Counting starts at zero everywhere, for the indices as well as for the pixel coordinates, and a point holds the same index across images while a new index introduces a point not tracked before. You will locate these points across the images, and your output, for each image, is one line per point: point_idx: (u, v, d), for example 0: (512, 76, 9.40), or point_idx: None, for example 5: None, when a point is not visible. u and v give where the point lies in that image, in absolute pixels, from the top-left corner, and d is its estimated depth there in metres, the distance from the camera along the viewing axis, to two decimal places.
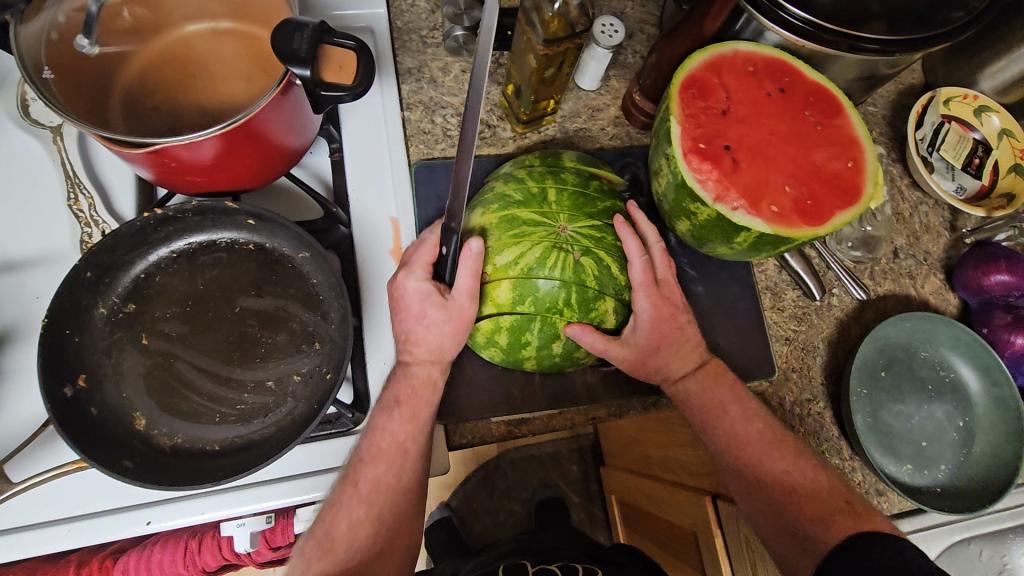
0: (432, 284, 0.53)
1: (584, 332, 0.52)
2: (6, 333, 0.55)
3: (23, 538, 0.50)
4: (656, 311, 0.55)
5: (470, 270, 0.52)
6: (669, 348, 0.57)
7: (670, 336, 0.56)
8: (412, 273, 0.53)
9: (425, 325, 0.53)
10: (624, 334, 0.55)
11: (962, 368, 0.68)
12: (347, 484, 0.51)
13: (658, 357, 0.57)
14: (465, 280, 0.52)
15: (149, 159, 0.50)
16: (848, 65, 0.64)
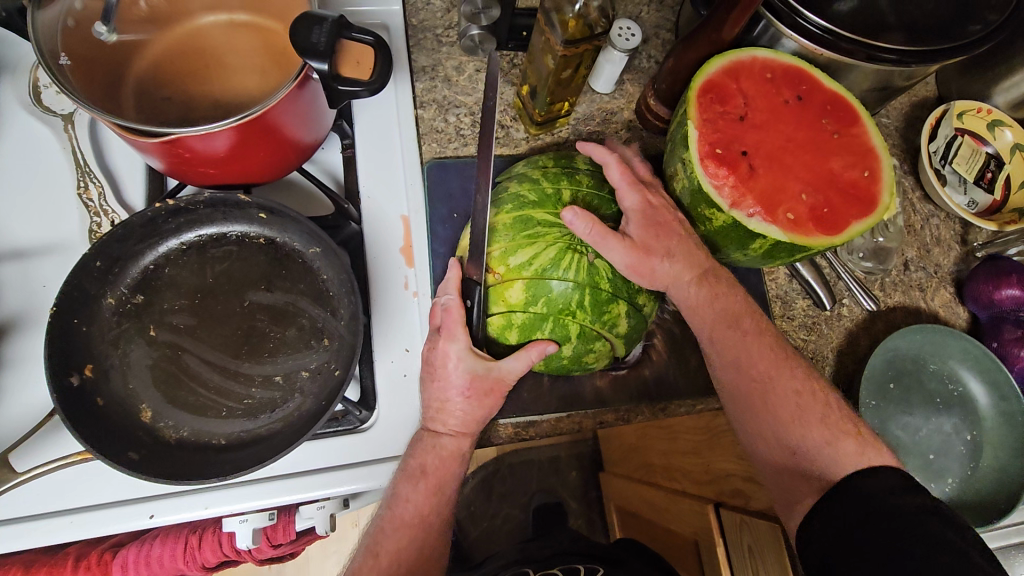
0: (476, 357, 0.53)
1: (577, 216, 0.51)
2: (14, 321, 0.55)
3: (26, 527, 0.50)
4: (647, 200, 0.55)
5: (531, 358, 0.53)
6: (665, 237, 0.54)
7: (670, 225, 0.55)
8: (454, 340, 0.53)
9: (461, 397, 0.53)
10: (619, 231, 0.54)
11: (971, 381, 0.68)
12: (404, 479, 0.53)
13: (659, 244, 0.54)
14: (521, 364, 0.53)
15: (163, 149, 0.50)
16: (865, 75, 0.64)
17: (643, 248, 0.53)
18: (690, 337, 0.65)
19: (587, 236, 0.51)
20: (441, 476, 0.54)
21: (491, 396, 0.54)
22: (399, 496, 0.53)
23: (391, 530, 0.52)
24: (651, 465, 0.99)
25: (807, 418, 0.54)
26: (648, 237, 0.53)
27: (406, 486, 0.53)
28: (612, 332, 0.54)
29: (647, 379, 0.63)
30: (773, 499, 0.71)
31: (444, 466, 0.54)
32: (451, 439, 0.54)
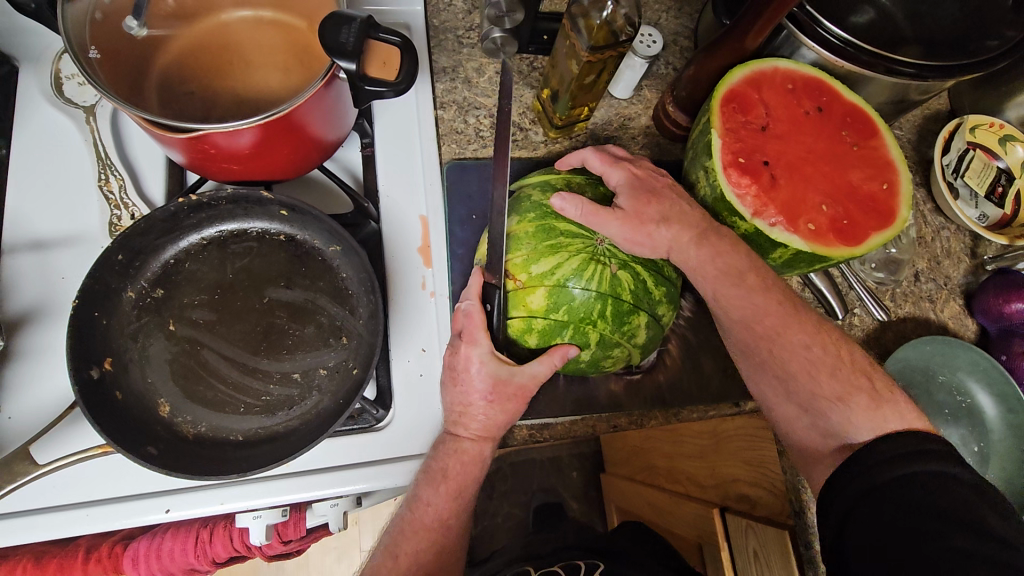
0: (498, 360, 0.53)
1: (565, 201, 0.52)
2: (33, 312, 0.55)
3: (43, 518, 0.50)
4: (631, 175, 0.55)
5: (552, 362, 0.53)
6: (663, 203, 0.54)
7: (659, 194, 0.55)
8: (476, 344, 0.53)
9: (485, 401, 0.53)
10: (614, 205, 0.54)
11: (979, 394, 0.67)
12: (430, 481, 0.53)
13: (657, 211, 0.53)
14: (543, 368, 0.53)
15: (187, 145, 0.50)
16: (884, 88, 0.64)
17: (633, 219, 0.53)
18: (705, 343, 0.65)
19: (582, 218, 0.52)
20: (462, 479, 0.53)
21: (512, 404, 0.54)
22: (419, 499, 0.53)
23: (409, 539, 0.53)
24: (656, 467, 1.01)
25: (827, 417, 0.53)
26: (635, 209, 0.53)
27: (425, 487, 0.53)
28: (631, 342, 0.54)
29: (661, 384, 0.63)
30: (781, 505, 0.70)
31: (464, 472, 0.54)
32: (473, 444, 0.54)
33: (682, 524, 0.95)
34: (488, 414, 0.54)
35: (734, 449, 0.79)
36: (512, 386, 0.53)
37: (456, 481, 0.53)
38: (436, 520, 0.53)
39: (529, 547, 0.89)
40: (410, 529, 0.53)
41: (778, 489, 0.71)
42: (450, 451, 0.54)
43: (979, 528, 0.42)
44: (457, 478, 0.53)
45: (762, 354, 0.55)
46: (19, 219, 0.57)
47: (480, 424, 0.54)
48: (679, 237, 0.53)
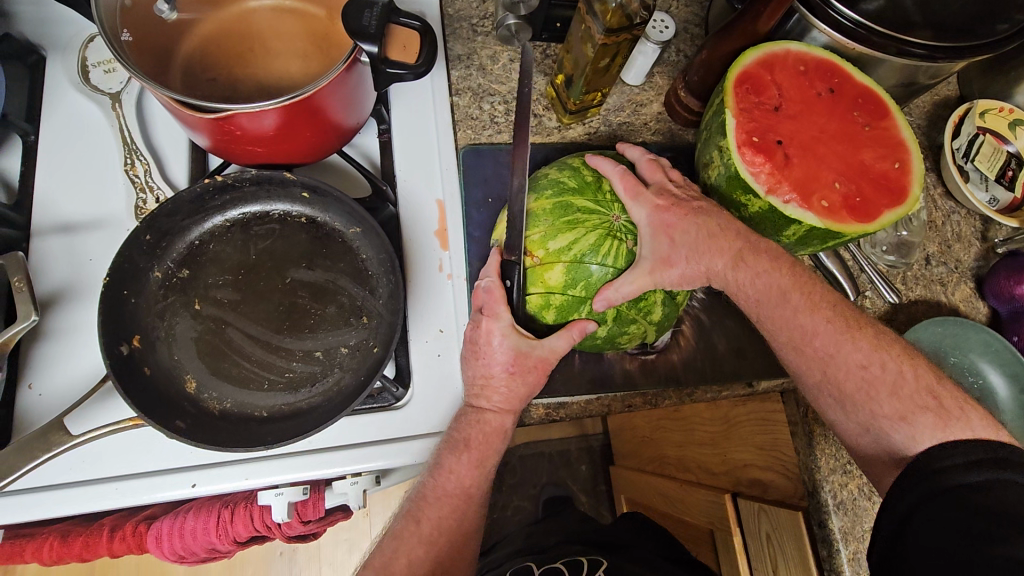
0: (517, 332, 0.54)
1: (607, 298, 0.52)
2: (64, 292, 0.56)
3: (75, 491, 0.51)
4: (656, 207, 0.54)
5: (570, 335, 0.54)
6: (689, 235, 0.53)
7: (685, 222, 0.53)
8: (497, 317, 0.54)
9: (505, 372, 0.54)
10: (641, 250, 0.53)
11: (991, 374, 0.68)
12: (455, 451, 0.54)
13: (682, 250, 0.53)
14: (562, 341, 0.54)
15: (214, 126, 0.51)
16: (894, 70, 0.65)
17: (660, 262, 0.53)
18: (718, 324, 0.66)
19: (629, 297, 0.52)
20: (484, 450, 0.55)
21: (533, 377, 0.55)
22: (441, 466, 0.54)
23: (431, 505, 0.54)
24: (665, 457, 1.02)
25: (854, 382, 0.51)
26: (665, 250, 0.53)
27: (448, 456, 0.54)
28: (646, 319, 0.56)
29: (675, 365, 0.64)
30: (793, 486, 0.72)
31: (487, 440, 0.55)
32: (496, 416, 0.55)
33: (690, 512, 0.94)
34: (510, 386, 0.55)
35: (746, 434, 0.81)
36: (530, 362, 0.54)
37: (480, 452, 0.55)
38: (458, 487, 0.55)
39: (534, 539, 0.87)
40: (432, 496, 0.54)
41: (790, 471, 0.72)
42: (474, 421, 0.55)
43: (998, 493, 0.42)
44: (480, 448, 0.55)
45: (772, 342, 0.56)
46: (48, 203, 0.58)
47: (502, 397, 0.55)
48: (711, 265, 0.54)
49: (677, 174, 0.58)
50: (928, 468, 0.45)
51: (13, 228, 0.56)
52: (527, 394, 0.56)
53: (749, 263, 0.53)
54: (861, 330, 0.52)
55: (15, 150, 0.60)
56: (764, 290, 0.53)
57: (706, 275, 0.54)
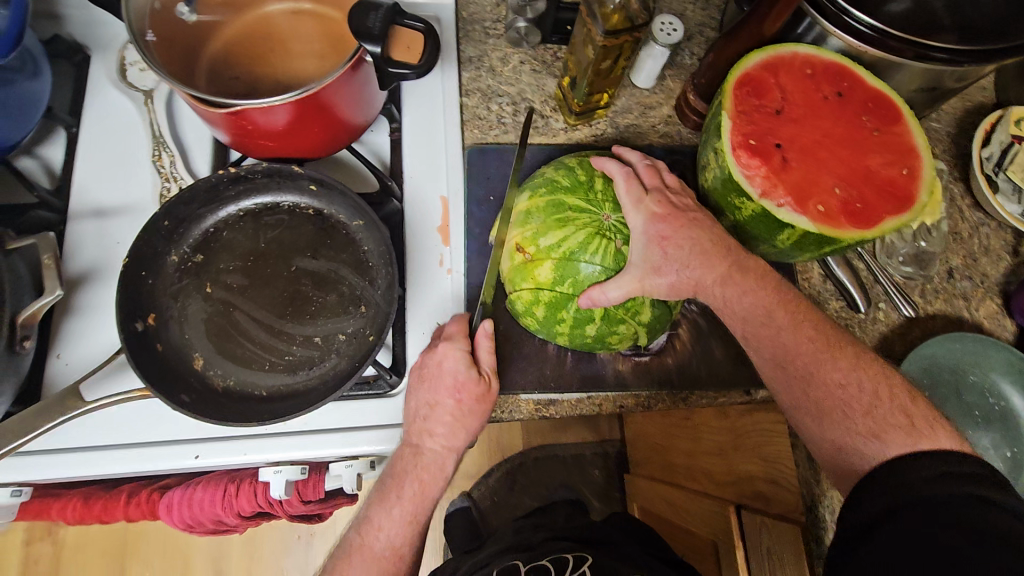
0: (468, 358, 0.57)
1: (593, 297, 0.53)
2: (93, 272, 0.61)
3: (91, 455, 0.55)
4: (653, 216, 0.54)
5: (486, 346, 0.59)
6: (682, 242, 0.54)
7: (678, 234, 0.54)
8: (452, 342, 0.58)
9: (454, 399, 0.56)
10: (632, 256, 0.54)
11: (1014, 396, 0.64)
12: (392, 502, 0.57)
13: (673, 259, 0.53)
14: (484, 356, 0.59)
15: (228, 121, 0.55)
16: (915, 74, 0.62)
17: (650, 271, 0.53)
18: (716, 328, 0.65)
19: (617, 301, 0.52)
20: (419, 499, 0.58)
21: (465, 427, 0.58)
22: (372, 522, 0.57)
23: (361, 548, 0.57)
24: (676, 466, 0.98)
25: (844, 392, 0.50)
26: (656, 260, 0.53)
27: (377, 511, 0.57)
28: (635, 320, 0.56)
29: (670, 368, 0.64)
30: (795, 499, 0.69)
31: (419, 490, 0.57)
32: (435, 461, 0.58)
33: (695, 524, 0.89)
34: (438, 435, 0.57)
35: (753, 445, 0.78)
36: (472, 402, 0.57)
37: (412, 504, 0.57)
38: (390, 546, 0.57)
39: (523, 534, 0.87)
40: (360, 546, 0.57)
41: (792, 483, 0.70)
42: (409, 471, 0.57)
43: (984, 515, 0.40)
44: (413, 499, 0.57)
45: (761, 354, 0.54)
46: (84, 189, 0.63)
47: (431, 454, 0.57)
48: (702, 277, 0.54)
49: (674, 179, 0.58)
50: (912, 484, 0.43)
51: (53, 211, 0.62)
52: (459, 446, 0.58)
53: (736, 281, 0.54)
54: (840, 351, 0.51)
55: (58, 140, 0.66)
56: (748, 301, 0.53)
57: (694, 289, 0.54)
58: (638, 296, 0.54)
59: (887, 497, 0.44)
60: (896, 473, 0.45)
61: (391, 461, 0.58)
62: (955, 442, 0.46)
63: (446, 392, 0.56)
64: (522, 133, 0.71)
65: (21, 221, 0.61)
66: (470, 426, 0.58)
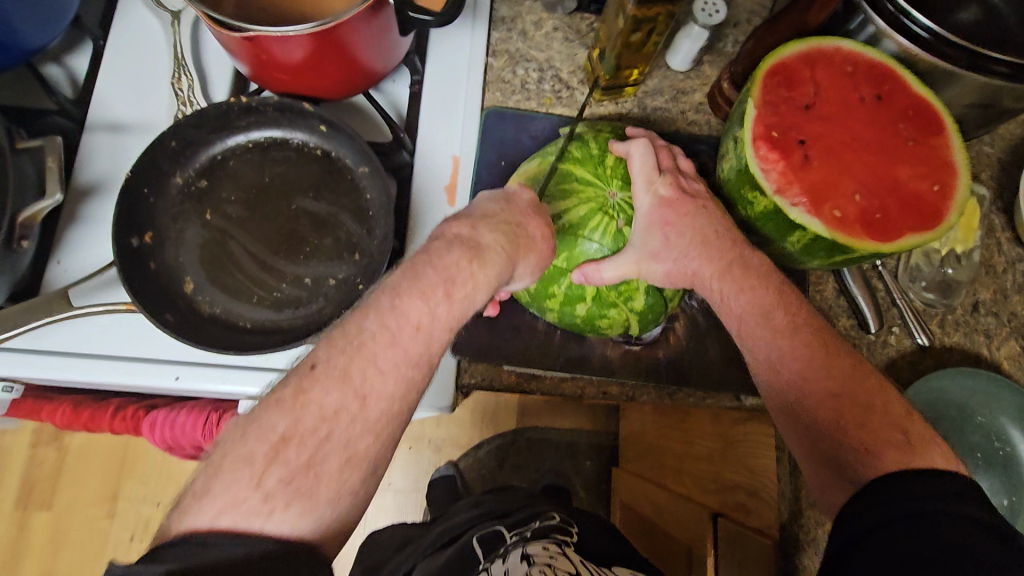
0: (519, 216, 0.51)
1: (588, 275, 0.52)
2: (101, 184, 0.62)
3: (80, 361, 0.57)
4: (661, 200, 0.53)
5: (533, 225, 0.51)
6: (681, 231, 0.52)
7: (682, 222, 0.52)
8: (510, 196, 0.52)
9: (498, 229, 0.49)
10: (633, 238, 0.52)
11: (1020, 443, 0.60)
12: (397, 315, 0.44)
13: (671, 249, 0.52)
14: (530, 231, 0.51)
15: (245, 48, 0.54)
16: (968, 90, 0.56)
17: (647, 255, 0.52)
18: (715, 328, 0.63)
19: (609, 282, 0.52)
20: (429, 318, 0.45)
21: (511, 263, 0.48)
22: (342, 361, 0.41)
23: (328, 391, 0.40)
24: (664, 466, 0.93)
25: (832, 405, 0.47)
26: (655, 245, 0.52)
27: (368, 341, 0.42)
28: (627, 306, 0.55)
29: (660, 361, 0.62)
30: (771, 514, 0.65)
31: (423, 323, 0.44)
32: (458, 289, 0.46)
33: (671, 525, 0.87)
34: (468, 270, 0.46)
35: (738, 455, 0.72)
36: (537, 240, 0.50)
37: (416, 343, 0.43)
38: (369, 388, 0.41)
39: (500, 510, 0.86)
40: (318, 385, 0.40)
41: (771, 497, 0.66)
42: (461, 266, 0.45)
43: (970, 557, 0.36)
44: (461, 300, 0.45)
45: (752, 361, 0.52)
46: (102, 102, 0.64)
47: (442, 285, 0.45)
48: (700, 269, 0.53)
49: (688, 165, 0.57)
50: (898, 512, 0.40)
51: (70, 119, 0.63)
52: (508, 275, 0.48)
53: (736, 276, 0.52)
54: (836, 358, 0.48)
55: (85, 51, 0.67)
56: (746, 300, 0.52)
57: (691, 280, 0.53)
58: (633, 279, 0.53)
59: (872, 509, 0.41)
60: (885, 484, 0.42)
61: (404, 281, 0.44)
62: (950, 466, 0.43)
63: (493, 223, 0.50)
64: (544, 102, 0.69)
65: (38, 125, 0.62)
66: (526, 259, 0.49)
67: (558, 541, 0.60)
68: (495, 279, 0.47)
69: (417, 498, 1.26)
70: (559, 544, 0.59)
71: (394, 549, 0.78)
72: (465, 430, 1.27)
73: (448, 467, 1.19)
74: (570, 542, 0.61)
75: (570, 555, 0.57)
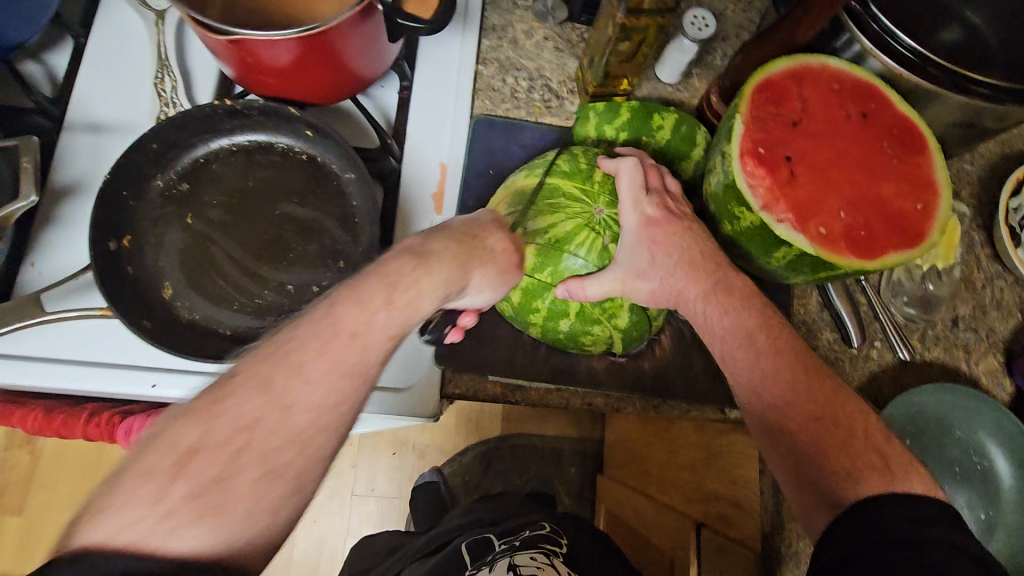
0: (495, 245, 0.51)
1: (570, 290, 0.52)
2: (80, 185, 0.60)
3: (54, 367, 0.55)
4: (649, 219, 0.53)
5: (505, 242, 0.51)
6: (667, 253, 0.52)
7: (670, 241, 0.53)
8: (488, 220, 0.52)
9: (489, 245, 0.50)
10: (618, 256, 0.52)
11: (997, 458, 0.61)
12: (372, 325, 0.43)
13: (656, 268, 0.52)
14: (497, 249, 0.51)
15: (230, 50, 0.53)
16: (949, 109, 0.57)
17: (634, 273, 0.52)
18: (700, 340, 0.63)
19: (591, 297, 0.52)
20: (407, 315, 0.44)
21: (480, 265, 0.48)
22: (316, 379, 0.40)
23: (317, 353, 0.40)
24: (646, 475, 0.94)
25: (816, 423, 0.47)
26: (643, 264, 0.52)
27: (349, 308, 0.42)
28: (611, 322, 0.55)
29: (645, 372, 0.62)
30: (752, 527, 0.64)
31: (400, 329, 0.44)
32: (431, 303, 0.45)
33: (654, 534, 0.86)
34: (447, 250, 0.47)
35: (721, 464, 0.71)
36: (497, 252, 0.50)
37: (400, 313, 0.44)
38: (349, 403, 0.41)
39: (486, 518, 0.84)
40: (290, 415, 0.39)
41: (752, 506, 0.65)
42: (406, 272, 0.45)
43: None
44: (403, 308, 0.43)
45: (739, 378, 0.52)
46: (82, 101, 0.62)
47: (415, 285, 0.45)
48: (687, 288, 0.53)
49: (675, 186, 0.56)
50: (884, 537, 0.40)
51: (48, 119, 0.61)
52: (459, 285, 0.48)
53: (721, 298, 0.52)
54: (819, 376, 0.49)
55: (66, 49, 0.65)
56: (729, 322, 0.52)
57: (676, 300, 0.53)
58: (618, 296, 0.53)
59: (861, 528, 0.41)
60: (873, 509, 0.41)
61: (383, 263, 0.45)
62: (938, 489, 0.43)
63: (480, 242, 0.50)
64: (534, 111, 0.69)
65: (14, 124, 0.61)
66: (482, 269, 0.49)
67: (546, 553, 0.60)
68: (441, 289, 0.46)
69: (399, 506, 1.24)
70: (547, 555, 0.60)
71: (382, 556, 0.77)
72: (450, 436, 1.26)
73: (432, 475, 1.18)
74: (558, 554, 0.61)
75: (557, 567, 0.57)
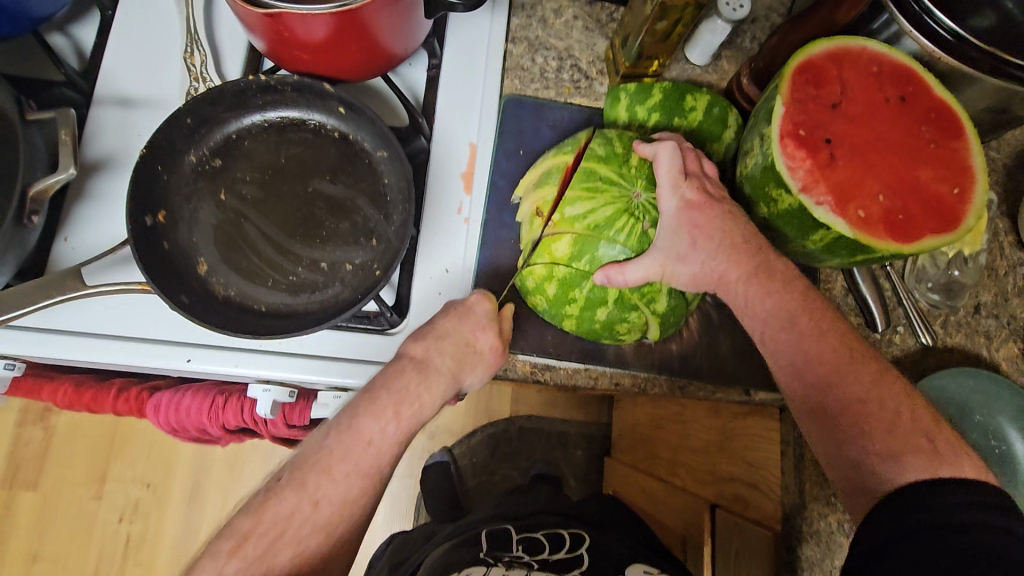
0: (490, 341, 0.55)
1: (608, 276, 0.52)
2: (110, 159, 0.60)
3: (90, 341, 0.55)
4: (687, 203, 0.53)
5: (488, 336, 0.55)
6: (709, 238, 0.53)
7: (711, 225, 0.53)
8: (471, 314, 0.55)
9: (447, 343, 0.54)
10: (658, 242, 0.52)
11: (1016, 442, 0.60)
12: (346, 430, 0.50)
13: (696, 253, 0.53)
14: (486, 340, 0.55)
15: (266, 24, 0.53)
16: (984, 94, 0.57)
17: (672, 258, 0.53)
18: (728, 323, 0.63)
19: (630, 286, 0.52)
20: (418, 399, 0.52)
21: (460, 377, 0.55)
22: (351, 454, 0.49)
23: (341, 459, 0.49)
24: (658, 457, 0.94)
25: (857, 406, 0.48)
26: (681, 249, 0.53)
27: (367, 419, 0.50)
28: (649, 308, 0.55)
29: (673, 354, 0.62)
30: (774, 506, 0.65)
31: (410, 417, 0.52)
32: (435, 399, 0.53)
33: (669, 516, 0.88)
34: (444, 351, 0.54)
35: (737, 448, 0.72)
36: (486, 351, 0.55)
37: (408, 421, 0.51)
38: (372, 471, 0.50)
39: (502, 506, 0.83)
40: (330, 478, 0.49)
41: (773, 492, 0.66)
42: (410, 386, 0.52)
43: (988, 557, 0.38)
44: (409, 418, 0.51)
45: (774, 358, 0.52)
46: (110, 75, 0.62)
47: (435, 375, 0.53)
48: (727, 272, 0.53)
49: (713, 169, 0.56)
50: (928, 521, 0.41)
51: (78, 92, 0.61)
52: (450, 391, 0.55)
53: (763, 281, 0.52)
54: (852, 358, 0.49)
55: (91, 21, 0.65)
56: (772, 304, 0.52)
57: (717, 282, 0.55)
58: (656, 281, 0.53)
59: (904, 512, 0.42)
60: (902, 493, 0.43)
61: (391, 373, 0.52)
62: (976, 475, 0.44)
63: (465, 325, 0.54)
64: (563, 91, 0.69)
65: (43, 96, 0.60)
66: (472, 372, 0.55)
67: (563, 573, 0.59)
68: (446, 388, 0.54)
69: (410, 485, 1.25)
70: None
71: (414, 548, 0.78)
72: (462, 417, 1.27)
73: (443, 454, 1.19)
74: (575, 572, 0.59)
75: None
